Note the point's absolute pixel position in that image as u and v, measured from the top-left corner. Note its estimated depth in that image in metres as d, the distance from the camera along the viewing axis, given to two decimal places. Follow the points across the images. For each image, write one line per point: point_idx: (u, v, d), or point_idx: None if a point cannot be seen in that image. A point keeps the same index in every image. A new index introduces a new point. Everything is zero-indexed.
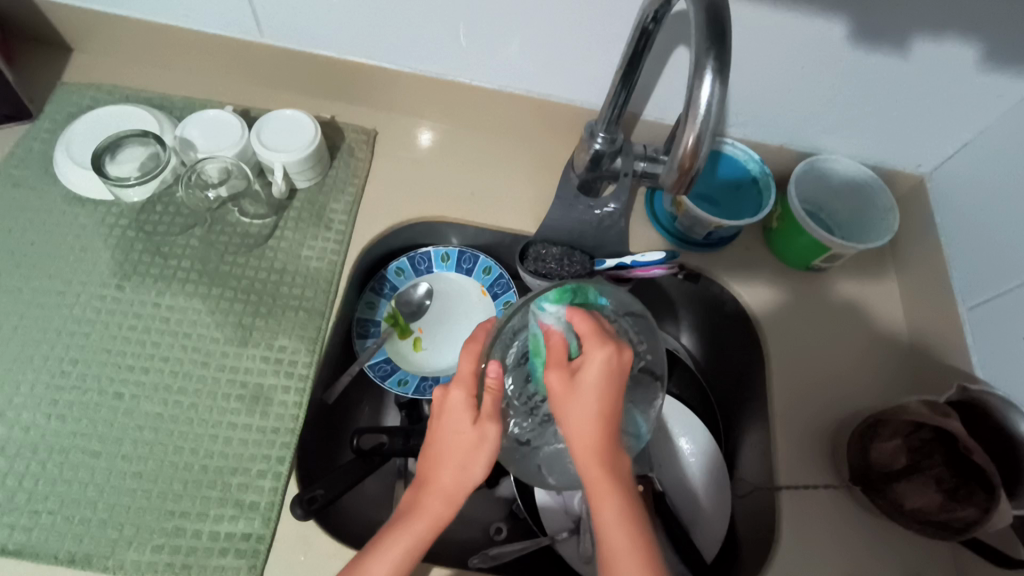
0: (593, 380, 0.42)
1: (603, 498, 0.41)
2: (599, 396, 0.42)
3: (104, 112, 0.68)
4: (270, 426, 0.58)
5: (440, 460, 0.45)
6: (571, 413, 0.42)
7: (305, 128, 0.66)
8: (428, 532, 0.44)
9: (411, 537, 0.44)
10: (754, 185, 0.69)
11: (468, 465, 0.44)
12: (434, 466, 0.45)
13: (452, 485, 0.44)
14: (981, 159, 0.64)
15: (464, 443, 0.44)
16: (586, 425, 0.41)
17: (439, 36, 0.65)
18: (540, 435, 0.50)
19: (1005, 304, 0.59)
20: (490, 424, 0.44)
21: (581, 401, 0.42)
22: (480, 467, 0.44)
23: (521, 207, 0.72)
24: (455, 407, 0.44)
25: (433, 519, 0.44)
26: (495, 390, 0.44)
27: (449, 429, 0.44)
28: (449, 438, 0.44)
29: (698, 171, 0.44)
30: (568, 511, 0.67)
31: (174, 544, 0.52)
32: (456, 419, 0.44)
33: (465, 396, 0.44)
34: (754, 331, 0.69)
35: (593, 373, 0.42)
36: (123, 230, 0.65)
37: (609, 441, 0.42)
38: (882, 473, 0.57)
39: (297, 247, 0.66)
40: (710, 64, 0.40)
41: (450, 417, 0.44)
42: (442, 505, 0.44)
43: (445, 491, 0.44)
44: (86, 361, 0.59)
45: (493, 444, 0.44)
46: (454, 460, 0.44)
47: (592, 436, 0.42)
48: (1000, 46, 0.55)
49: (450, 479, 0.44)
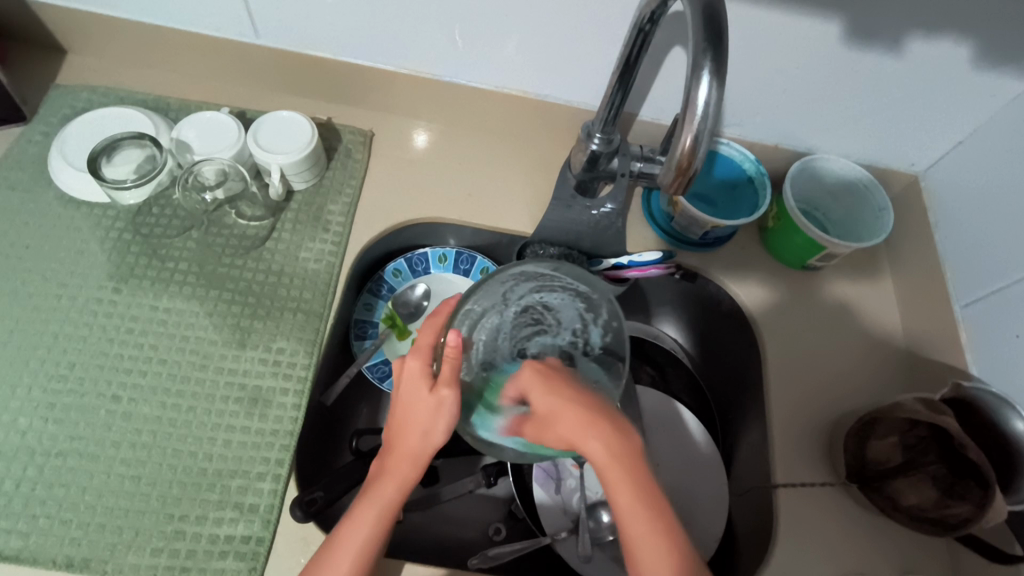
0: (543, 391, 0.44)
1: (615, 483, 0.42)
2: (573, 402, 0.43)
3: (100, 115, 0.68)
4: (268, 428, 0.58)
5: (404, 426, 0.46)
6: (561, 431, 0.42)
7: (301, 130, 0.66)
8: (398, 493, 0.46)
9: (382, 499, 0.46)
10: (750, 185, 0.70)
11: (427, 427, 0.45)
12: (398, 432, 0.47)
13: (416, 448, 0.46)
14: (974, 159, 0.65)
15: (424, 408, 0.45)
16: (574, 430, 0.42)
17: (434, 37, 0.65)
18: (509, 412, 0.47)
19: (1002, 301, 0.60)
20: (445, 391, 0.44)
21: (562, 418, 0.42)
22: (439, 429, 0.45)
23: (518, 208, 0.73)
24: (412, 375, 0.46)
25: (403, 480, 0.46)
26: (453, 357, 0.45)
27: (409, 397, 0.46)
28: (410, 404, 0.46)
29: (695, 171, 0.43)
30: (566, 510, 0.68)
31: (173, 547, 0.52)
32: (414, 387, 0.46)
33: (422, 364, 0.46)
34: (751, 328, 0.69)
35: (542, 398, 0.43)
36: (119, 233, 0.65)
37: (603, 431, 0.42)
38: (877, 470, 0.58)
39: (295, 249, 0.66)
40: (707, 65, 0.40)
41: (408, 384, 0.46)
42: (409, 466, 0.46)
43: (410, 453, 0.46)
44: (83, 364, 0.59)
45: (450, 408, 0.45)
46: (415, 424, 0.46)
47: (593, 441, 0.42)
48: (992, 46, 0.56)
49: (412, 441, 0.46)
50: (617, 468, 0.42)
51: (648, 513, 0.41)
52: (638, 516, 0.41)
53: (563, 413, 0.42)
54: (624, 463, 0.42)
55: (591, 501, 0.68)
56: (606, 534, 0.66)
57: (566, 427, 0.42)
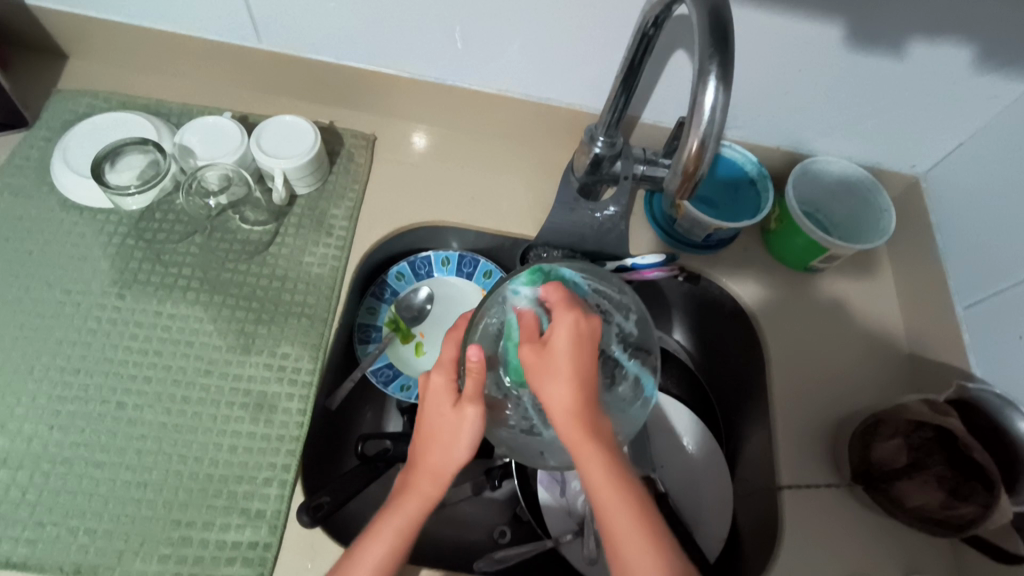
0: (565, 345, 0.44)
1: (587, 451, 0.43)
2: (575, 357, 0.44)
3: (102, 119, 0.68)
4: (274, 434, 0.58)
5: (428, 443, 0.47)
6: (547, 382, 0.44)
7: (304, 134, 0.66)
8: (420, 512, 0.46)
9: (401, 517, 0.46)
10: (752, 186, 0.70)
11: (450, 443, 0.46)
12: (422, 449, 0.47)
13: (439, 464, 0.46)
14: (975, 160, 0.65)
15: (448, 425, 0.46)
16: (561, 385, 0.43)
17: (435, 40, 0.65)
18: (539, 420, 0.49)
19: (1004, 302, 0.60)
20: (470, 407, 0.46)
21: (557, 367, 0.44)
22: (463, 445, 0.46)
23: (521, 211, 0.73)
24: (436, 391, 0.47)
25: (425, 498, 0.46)
26: (476, 374, 0.45)
27: (433, 413, 0.47)
28: (436, 421, 0.47)
29: (702, 176, 0.43)
30: (572, 512, 0.67)
31: (180, 554, 0.52)
32: (439, 403, 0.47)
33: (445, 379, 0.47)
34: (754, 329, 0.70)
35: (563, 337, 0.44)
36: (122, 238, 0.65)
37: (580, 394, 0.44)
38: (883, 472, 0.58)
39: (299, 253, 0.66)
40: (714, 70, 0.40)
41: (433, 399, 0.47)
42: (430, 484, 0.46)
43: (432, 471, 0.46)
44: (88, 370, 0.58)
45: (474, 423, 0.46)
46: (440, 440, 0.46)
47: (568, 398, 0.43)
48: (993, 48, 0.56)
49: (435, 458, 0.46)
50: (586, 436, 0.43)
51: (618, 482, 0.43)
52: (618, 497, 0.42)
53: (560, 368, 0.44)
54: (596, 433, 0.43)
55: None
56: None
57: (556, 382, 0.44)
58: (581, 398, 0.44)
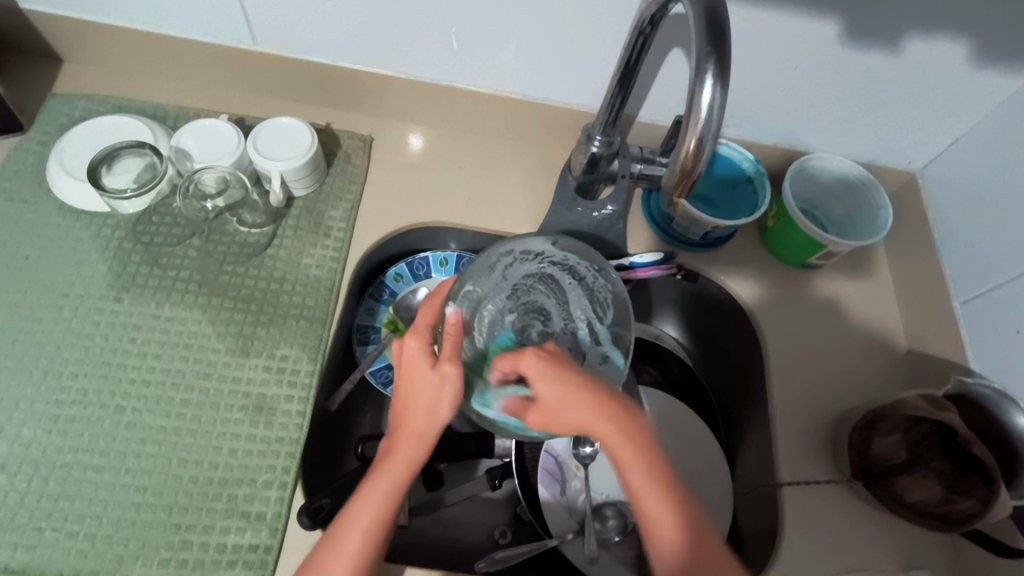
0: (546, 384, 0.43)
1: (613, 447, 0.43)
2: (563, 383, 0.43)
3: (97, 123, 0.67)
4: (274, 436, 0.58)
5: (407, 406, 0.47)
6: (563, 421, 0.43)
7: (300, 136, 0.66)
8: (406, 474, 0.46)
9: (388, 479, 0.45)
10: (749, 184, 0.70)
11: (433, 402, 0.46)
12: (401, 412, 0.47)
13: (423, 426, 0.46)
14: (970, 156, 0.65)
15: (427, 387, 0.46)
16: (569, 412, 0.43)
17: (431, 41, 0.65)
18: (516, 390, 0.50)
19: (1001, 297, 0.60)
20: (448, 366, 0.45)
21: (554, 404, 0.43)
22: (443, 402, 0.46)
23: (519, 211, 0.72)
24: (413, 356, 0.47)
25: (410, 460, 0.46)
26: (454, 334, 0.46)
27: (411, 377, 0.47)
28: (412, 385, 0.46)
29: (699, 175, 0.43)
30: (572, 511, 0.67)
31: (181, 558, 0.52)
32: (415, 366, 0.47)
33: (421, 344, 0.47)
34: (752, 325, 0.70)
35: (542, 383, 0.43)
36: (119, 242, 0.64)
37: (587, 398, 0.43)
38: (883, 467, 0.58)
39: (296, 255, 0.66)
40: (710, 68, 0.40)
41: (410, 363, 0.47)
42: (413, 446, 0.46)
43: (413, 432, 0.46)
44: (86, 375, 0.58)
45: (454, 384, 0.45)
46: (420, 403, 0.46)
47: (581, 412, 0.43)
48: (988, 44, 0.56)
49: (417, 420, 0.46)
50: (607, 431, 0.43)
51: (645, 467, 0.42)
52: (646, 482, 0.42)
53: (565, 403, 0.43)
54: (618, 429, 0.43)
55: (596, 502, 0.68)
56: (612, 536, 0.66)
57: (564, 416, 0.43)
58: (598, 401, 0.43)
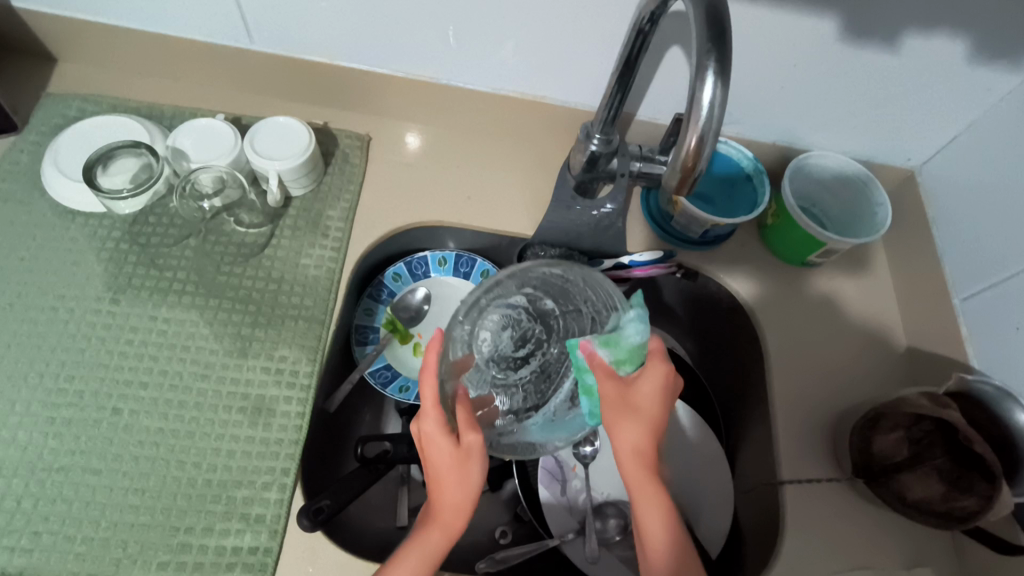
0: (651, 389, 0.48)
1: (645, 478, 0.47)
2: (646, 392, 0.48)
3: (92, 122, 0.67)
4: (273, 438, 0.57)
5: (437, 481, 0.47)
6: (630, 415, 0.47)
7: (298, 136, 0.66)
8: (443, 542, 0.47)
9: (427, 548, 0.46)
10: (749, 182, 0.70)
11: (463, 478, 0.46)
12: (434, 489, 0.47)
13: (455, 499, 0.46)
14: (968, 155, 0.66)
15: (453, 463, 0.46)
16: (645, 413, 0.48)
17: (428, 38, 0.65)
18: (531, 398, 0.54)
19: (1000, 294, 0.60)
20: (471, 436, 0.46)
21: (643, 393, 0.48)
22: (471, 476, 0.46)
23: (518, 210, 0.72)
24: (431, 436, 0.47)
25: (447, 529, 0.47)
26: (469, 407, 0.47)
27: (432, 455, 0.47)
28: (435, 462, 0.47)
29: (700, 174, 0.43)
30: (573, 511, 0.67)
31: (180, 561, 0.52)
32: (436, 446, 0.47)
33: (438, 425, 0.47)
34: (752, 322, 0.70)
35: (648, 387, 0.48)
36: (116, 243, 0.64)
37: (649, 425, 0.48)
38: (884, 464, 0.58)
39: (295, 256, 0.66)
40: (711, 65, 0.40)
41: (430, 444, 0.47)
42: (453, 516, 0.47)
43: (446, 508, 0.47)
44: (83, 377, 0.58)
45: (478, 453, 0.46)
46: (449, 479, 0.46)
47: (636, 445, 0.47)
48: (988, 41, 0.56)
49: (444, 497, 0.47)
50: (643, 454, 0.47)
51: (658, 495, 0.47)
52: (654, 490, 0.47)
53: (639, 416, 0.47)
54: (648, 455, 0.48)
55: (596, 501, 0.68)
56: (614, 535, 0.65)
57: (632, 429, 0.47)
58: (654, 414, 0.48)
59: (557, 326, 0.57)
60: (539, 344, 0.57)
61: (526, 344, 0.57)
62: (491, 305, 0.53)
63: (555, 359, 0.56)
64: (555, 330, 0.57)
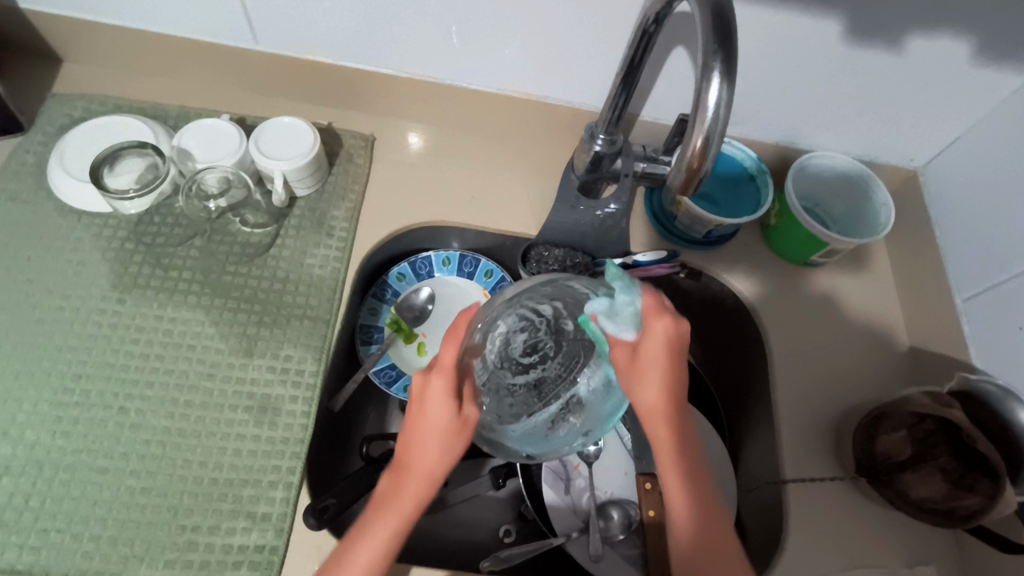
0: (657, 345, 0.47)
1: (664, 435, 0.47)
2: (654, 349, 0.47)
3: (97, 123, 0.67)
4: (278, 437, 0.57)
5: (424, 444, 0.45)
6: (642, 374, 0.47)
7: (302, 136, 0.66)
8: (412, 510, 0.45)
9: (396, 516, 0.44)
10: (752, 182, 0.70)
11: (452, 446, 0.45)
12: (417, 453, 0.45)
13: (437, 465, 0.45)
14: (971, 155, 0.66)
15: (449, 427, 0.45)
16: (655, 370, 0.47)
17: (432, 39, 0.65)
18: (518, 407, 0.54)
19: (1002, 293, 0.61)
20: (470, 409, 0.46)
21: (649, 350, 0.47)
22: (458, 448, 0.46)
23: (521, 210, 0.72)
24: (437, 394, 0.46)
25: (419, 498, 0.45)
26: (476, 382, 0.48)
27: (428, 416, 0.45)
28: (429, 425, 0.45)
29: (705, 174, 0.43)
30: (577, 511, 0.67)
31: (187, 559, 0.52)
32: (437, 407, 0.45)
33: (448, 386, 0.46)
34: (755, 322, 0.70)
35: (655, 342, 0.47)
36: (121, 243, 0.64)
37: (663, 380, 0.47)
38: (888, 463, 0.58)
39: (300, 255, 0.66)
40: (717, 66, 0.40)
41: (433, 403, 0.45)
42: (426, 484, 0.45)
43: (425, 470, 0.45)
44: (90, 376, 0.58)
45: (471, 429, 0.46)
46: (440, 442, 0.45)
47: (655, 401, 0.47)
48: (990, 42, 0.57)
49: (425, 459, 0.45)
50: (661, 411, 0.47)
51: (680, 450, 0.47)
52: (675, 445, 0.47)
53: (652, 374, 0.47)
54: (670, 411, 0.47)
55: (599, 501, 0.68)
56: (616, 534, 0.66)
57: (646, 386, 0.47)
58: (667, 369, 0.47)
59: (568, 348, 0.56)
60: (544, 358, 0.56)
61: (534, 354, 0.56)
62: (513, 303, 0.54)
63: (555, 379, 0.55)
64: (564, 351, 0.56)
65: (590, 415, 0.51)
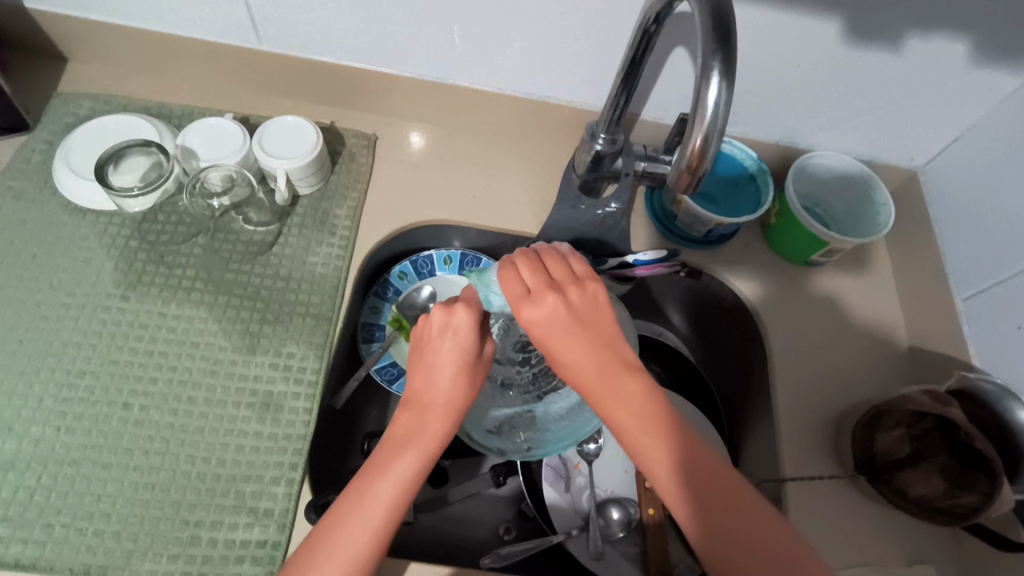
0: (546, 322, 0.46)
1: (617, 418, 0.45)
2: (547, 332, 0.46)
3: (103, 122, 0.67)
4: (281, 433, 0.58)
5: (445, 376, 0.46)
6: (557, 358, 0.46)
7: (306, 136, 0.66)
8: (436, 444, 0.45)
9: (417, 450, 0.45)
10: (752, 182, 0.71)
11: (471, 379, 0.47)
12: (439, 386, 0.46)
13: (457, 396, 0.46)
14: (970, 155, 0.66)
15: (469, 360, 0.47)
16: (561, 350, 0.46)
17: (434, 38, 0.65)
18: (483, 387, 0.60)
19: (1002, 293, 0.61)
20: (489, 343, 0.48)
21: (541, 333, 0.46)
22: (476, 379, 0.47)
23: (523, 210, 0.73)
24: (462, 327, 0.47)
25: (442, 431, 0.46)
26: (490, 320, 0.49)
27: (451, 349, 0.47)
28: (452, 358, 0.46)
29: (704, 173, 0.44)
30: (577, 510, 0.67)
31: (189, 554, 0.52)
32: (461, 341, 0.47)
33: (473, 319, 0.47)
34: (755, 321, 0.70)
35: (540, 321, 0.46)
36: (126, 241, 0.65)
37: (573, 357, 0.46)
38: (886, 462, 0.59)
39: (302, 253, 0.66)
40: (717, 66, 0.40)
41: (459, 336, 0.47)
42: (446, 416, 0.46)
43: (448, 400, 0.46)
44: (94, 373, 0.59)
45: (488, 362, 0.49)
46: (461, 374, 0.46)
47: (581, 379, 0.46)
48: (990, 42, 0.57)
49: (446, 389, 0.46)
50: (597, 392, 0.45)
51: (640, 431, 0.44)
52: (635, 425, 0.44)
53: (562, 353, 0.46)
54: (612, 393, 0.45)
55: (599, 499, 0.68)
56: (616, 531, 0.66)
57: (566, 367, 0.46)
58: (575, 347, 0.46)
59: (547, 362, 0.62)
60: None
61: None
62: None
63: (525, 383, 0.62)
64: (542, 364, 0.62)
65: (535, 433, 0.57)
